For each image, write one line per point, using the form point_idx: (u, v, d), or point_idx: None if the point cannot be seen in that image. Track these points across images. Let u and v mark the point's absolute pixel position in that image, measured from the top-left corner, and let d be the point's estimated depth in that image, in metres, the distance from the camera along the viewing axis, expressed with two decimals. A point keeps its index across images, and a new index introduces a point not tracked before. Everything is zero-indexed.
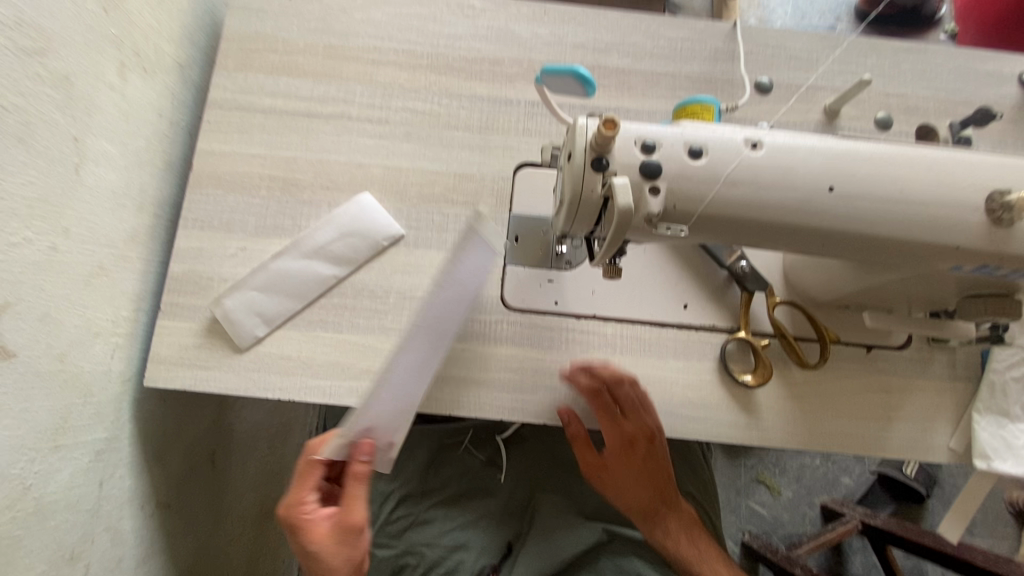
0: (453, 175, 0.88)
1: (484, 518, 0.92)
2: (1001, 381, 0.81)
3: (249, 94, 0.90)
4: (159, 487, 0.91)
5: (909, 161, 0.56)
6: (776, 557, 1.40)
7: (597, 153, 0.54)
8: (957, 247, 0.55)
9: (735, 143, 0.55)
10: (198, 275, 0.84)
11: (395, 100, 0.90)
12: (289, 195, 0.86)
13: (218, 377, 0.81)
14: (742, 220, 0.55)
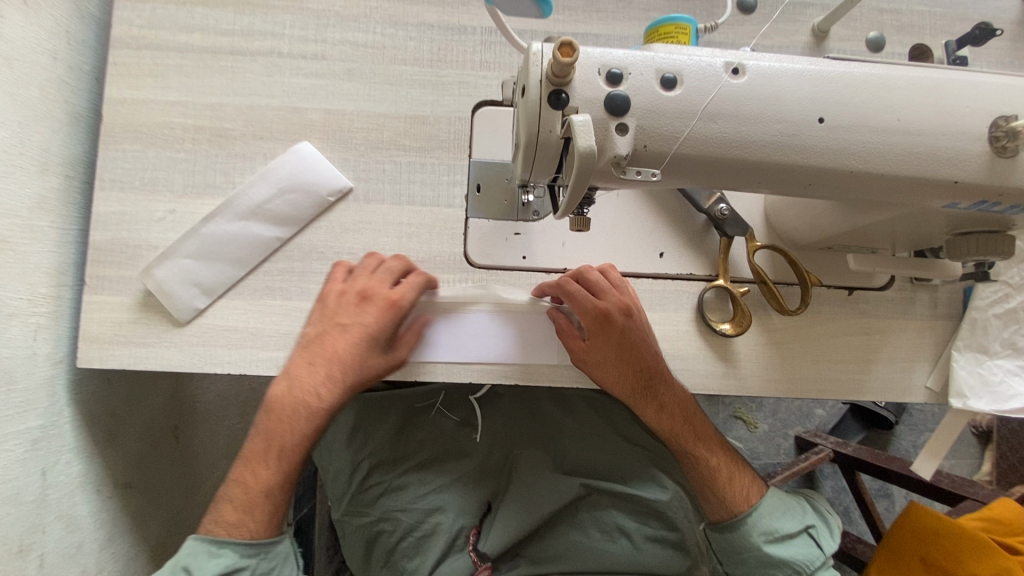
0: (403, 118, 0.79)
1: (461, 479, 0.89)
2: (982, 318, 0.79)
3: (160, 29, 0.78)
4: (116, 467, 0.86)
5: (910, 85, 0.49)
6: None
7: (554, 86, 0.46)
8: (956, 181, 0.49)
9: (715, 68, 0.48)
10: (124, 243, 0.75)
11: (332, 32, 0.79)
12: (218, 147, 0.77)
13: (160, 354, 0.74)
14: (723, 160, 0.48)
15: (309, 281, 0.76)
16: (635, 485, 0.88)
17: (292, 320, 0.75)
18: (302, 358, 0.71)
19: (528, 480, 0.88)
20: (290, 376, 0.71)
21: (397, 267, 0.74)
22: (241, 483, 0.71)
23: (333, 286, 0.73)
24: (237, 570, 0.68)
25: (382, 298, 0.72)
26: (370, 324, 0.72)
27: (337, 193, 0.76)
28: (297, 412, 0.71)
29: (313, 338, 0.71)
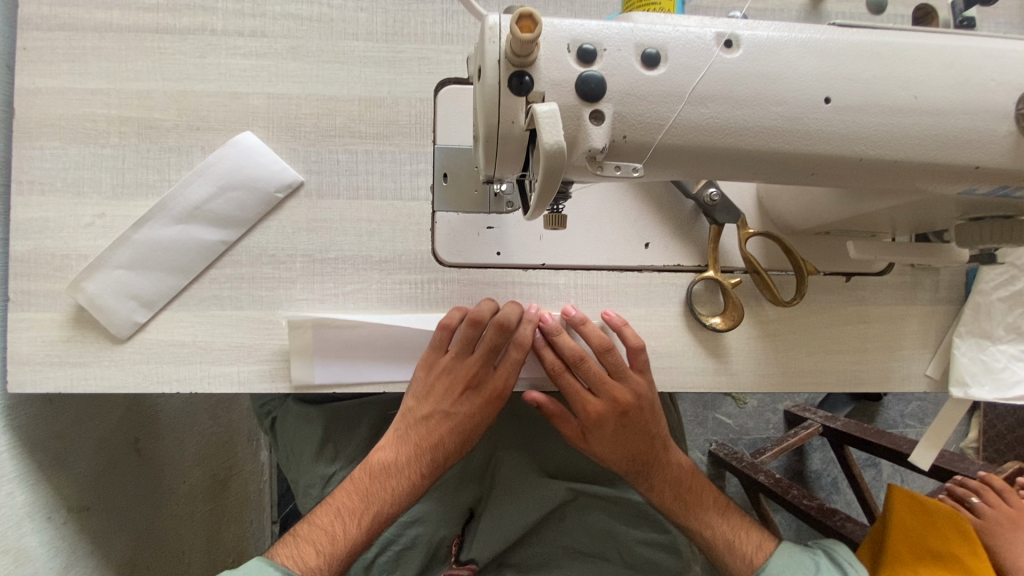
0: (358, 101, 0.70)
1: (441, 487, 0.85)
2: (986, 302, 0.74)
3: (73, 6, 0.68)
4: (68, 492, 0.80)
5: (927, 55, 0.42)
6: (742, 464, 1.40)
7: (515, 67, 0.38)
8: (977, 166, 0.43)
9: (704, 41, 0.41)
10: (49, 253, 0.67)
11: (271, 4, 0.70)
12: (149, 141, 0.68)
13: (100, 374, 0.67)
14: (715, 150, 0.41)
15: (261, 287, 0.69)
16: (621, 487, 0.87)
17: (244, 332, 0.68)
18: (421, 434, 0.73)
19: (511, 487, 0.84)
20: (423, 447, 0.73)
21: (500, 339, 0.69)
22: (323, 529, 0.69)
23: (440, 355, 0.70)
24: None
25: (486, 391, 0.72)
26: (477, 412, 0.72)
27: (287, 189, 0.69)
28: (412, 479, 0.73)
29: (425, 419, 0.72)
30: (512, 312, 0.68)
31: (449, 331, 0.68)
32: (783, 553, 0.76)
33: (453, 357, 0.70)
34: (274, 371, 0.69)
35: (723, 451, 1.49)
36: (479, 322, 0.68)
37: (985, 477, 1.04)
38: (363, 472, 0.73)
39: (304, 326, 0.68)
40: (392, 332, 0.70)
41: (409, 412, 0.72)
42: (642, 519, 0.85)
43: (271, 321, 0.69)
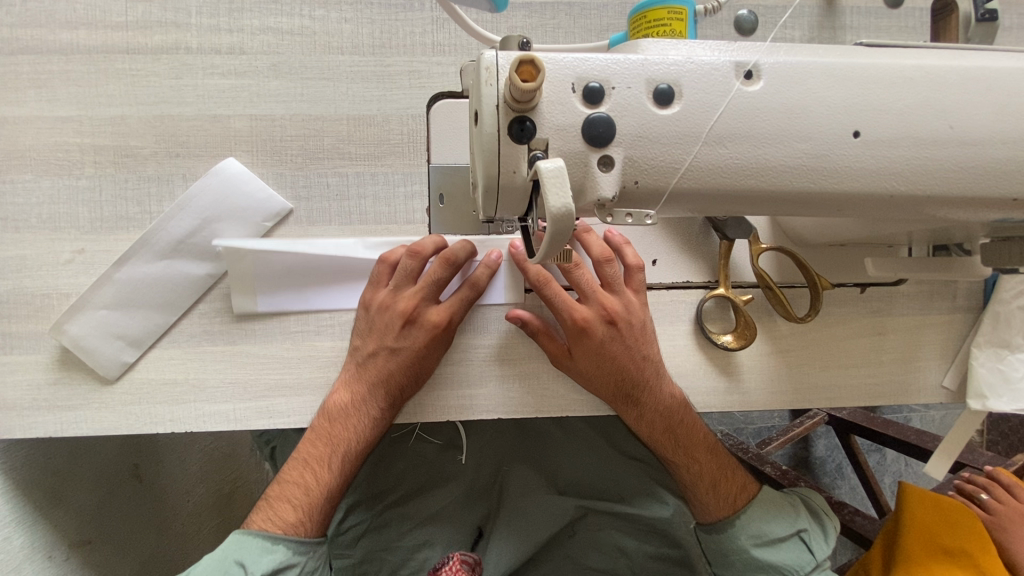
0: (346, 120, 0.66)
1: (448, 508, 0.83)
2: (1005, 311, 0.72)
3: (36, 27, 0.63)
4: (68, 527, 0.78)
5: (964, 79, 0.39)
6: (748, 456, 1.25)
7: (515, 112, 0.35)
8: (1014, 198, 0.40)
9: (722, 74, 0.37)
10: (28, 293, 0.64)
11: (249, 18, 0.65)
12: (127, 170, 0.64)
13: (88, 417, 0.64)
14: (734, 191, 0.38)
15: (252, 320, 0.65)
16: (633, 504, 0.84)
17: (236, 368, 0.65)
18: (368, 371, 0.64)
19: (519, 507, 0.82)
20: (372, 382, 0.64)
21: (445, 274, 0.63)
22: (295, 484, 0.64)
23: (379, 292, 0.64)
24: (285, 569, 0.61)
25: (425, 323, 0.63)
26: (423, 343, 0.63)
27: (276, 216, 0.65)
28: (370, 418, 0.64)
29: (370, 356, 0.64)
30: (461, 250, 0.63)
31: (389, 266, 0.64)
32: (761, 498, 0.75)
33: (392, 291, 0.63)
34: (271, 408, 0.65)
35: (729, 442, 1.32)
36: (422, 255, 0.63)
37: (993, 473, 0.99)
38: (320, 420, 0.64)
39: (242, 255, 0.63)
40: (349, 268, 0.65)
41: (353, 351, 0.64)
42: (653, 534, 0.84)
43: (264, 355, 0.65)
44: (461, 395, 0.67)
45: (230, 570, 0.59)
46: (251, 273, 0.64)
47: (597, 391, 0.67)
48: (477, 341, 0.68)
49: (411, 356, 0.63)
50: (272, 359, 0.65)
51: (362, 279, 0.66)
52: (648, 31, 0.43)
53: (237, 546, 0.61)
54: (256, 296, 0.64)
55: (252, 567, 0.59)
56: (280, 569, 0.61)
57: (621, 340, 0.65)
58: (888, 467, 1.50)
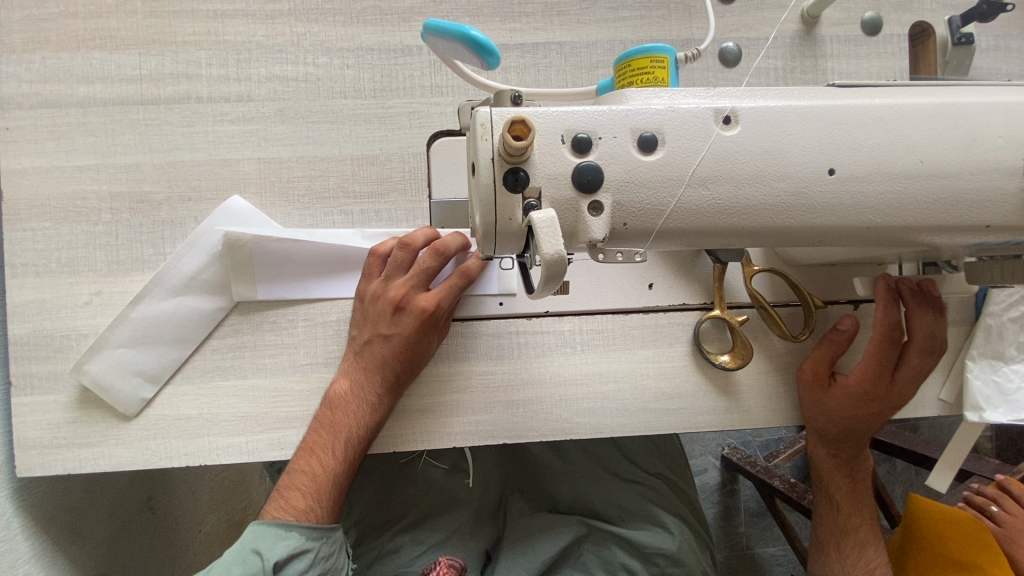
0: (350, 160, 0.69)
1: (456, 534, 0.82)
2: (997, 324, 0.73)
3: (55, 83, 0.67)
4: (83, 561, 0.80)
5: (931, 116, 0.41)
6: (754, 469, 1.25)
7: (510, 164, 0.38)
8: (987, 226, 0.42)
9: (704, 120, 0.40)
10: (49, 335, 0.66)
11: (256, 67, 0.68)
12: (141, 215, 0.67)
13: (105, 454, 0.66)
14: (718, 229, 0.41)
15: (264, 355, 0.67)
16: (633, 525, 0.82)
17: (247, 401, 0.67)
18: (366, 358, 0.64)
19: (523, 526, 0.83)
20: (370, 369, 0.64)
21: (432, 263, 0.63)
22: (304, 472, 0.62)
23: (371, 284, 0.66)
24: (300, 554, 0.60)
25: (416, 308, 0.63)
26: (414, 328, 0.63)
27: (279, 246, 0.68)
28: (371, 403, 0.64)
29: (367, 344, 0.65)
30: (453, 242, 0.63)
31: (380, 258, 0.66)
32: None
33: (384, 282, 0.65)
34: (281, 439, 0.67)
35: (735, 456, 1.32)
36: (411, 247, 0.64)
37: (1003, 483, 0.97)
38: (324, 408, 0.64)
39: (244, 243, 0.66)
40: (346, 256, 0.68)
41: (352, 341, 0.66)
42: (660, 559, 0.80)
43: (275, 389, 0.67)
44: (466, 422, 0.69)
45: (248, 559, 0.58)
46: (251, 262, 0.66)
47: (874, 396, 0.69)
48: (481, 369, 0.70)
49: (403, 343, 0.64)
50: (283, 391, 0.67)
51: (359, 267, 0.68)
52: (633, 78, 0.46)
53: (254, 535, 0.60)
54: (255, 284, 0.67)
55: (268, 553, 0.58)
56: (296, 555, 0.59)
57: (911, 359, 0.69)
58: (898, 477, 1.49)
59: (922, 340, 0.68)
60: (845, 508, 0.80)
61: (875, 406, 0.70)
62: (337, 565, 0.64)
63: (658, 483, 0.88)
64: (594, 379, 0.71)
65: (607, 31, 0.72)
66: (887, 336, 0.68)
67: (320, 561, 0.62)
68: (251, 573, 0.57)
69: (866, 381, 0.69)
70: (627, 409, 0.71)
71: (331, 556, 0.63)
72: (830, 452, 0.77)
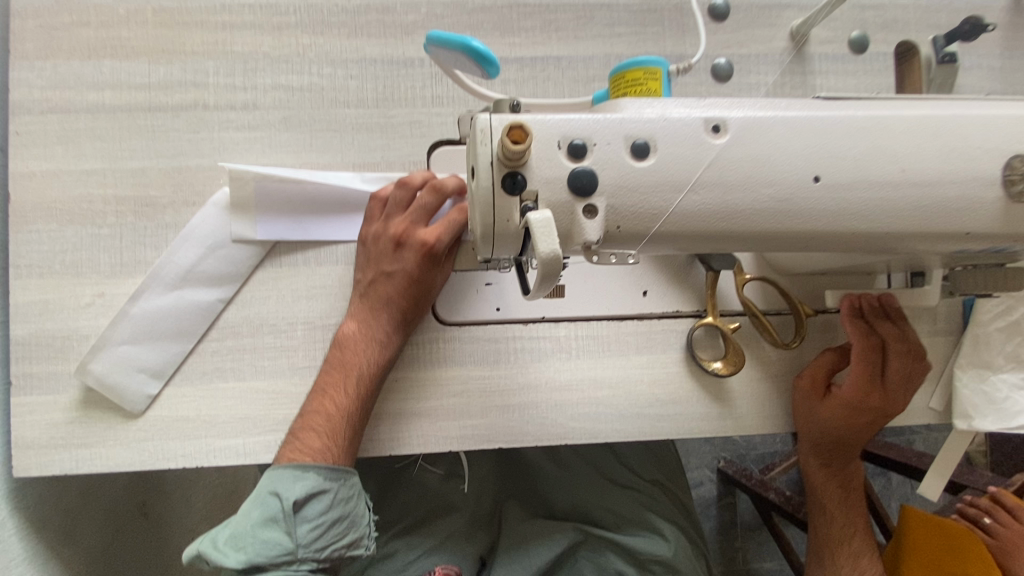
0: (353, 167, 0.71)
1: (450, 539, 0.83)
2: (985, 333, 0.74)
3: (66, 89, 0.69)
4: (76, 565, 0.79)
5: (912, 128, 0.43)
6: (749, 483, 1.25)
7: (508, 168, 0.39)
8: (967, 233, 0.44)
9: (694, 129, 0.41)
10: (50, 335, 0.67)
11: (262, 76, 0.70)
12: (146, 218, 0.68)
13: (104, 454, 0.67)
14: (709, 232, 0.43)
15: (263, 357, 0.68)
16: (628, 532, 0.82)
17: (246, 403, 0.68)
18: (371, 297, 0.67)
19: (519, 530, 0.83)
20: (377, 307, 0.66)
21: (432, 200, 0.66)
22: (318, 412, 0.63)
23: (372, 226, 0.68)
24: (318, 494, 0.61)
25: (418, 243, 0.66)
26: (417, 262, 0.66)
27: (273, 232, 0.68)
28: (379, 341, 0.66)
29: (371, 284, 0.67)
30: (449, 181, 0.67)
31: (381, 201, 0.68)
32: None
33: (384, 221, 0.67)
34: (278, 442, 0.68)
35: (731, 469, 1.32)
36: (409, 186, 0.67)
37: (996, 495, 0.98)
38: (333, 350, 0.66)
39: (246, 180, 0.67)
40: (347, 199, 0.70)
41: (356, 284, 0.68)
42: (655, 566, 0.80)
43: (274, 391, 0.68)
44: (462, 426, 0.70)
45: (268, 501, 0.60)
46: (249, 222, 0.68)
47: (869, 407, 0.70)
48: (478, 373, 0.71)
49: (407, 277, 0.66)
50: (281, 394, 0.68)
51: (360, 214, 0.71)
52: (627, 89, 0.48)
53: (271, 478, 0.61)
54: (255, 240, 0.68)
55: (285, 495, 0.60)
56: (314, 496, 0.61)
57: (898, 366, 0.69)
58: (894, 491, 1.49)
59: (898, 344, 0.69)
60: (838, 517, 0.81)
61: (868, 415, 0.71)
62: (356, 509, 0.64)
63: (653, 490, 0.88)
64: (589, 384, 0.72)
65: (602, 46, 0.74)
66: (864, 347, 0.69)
67: (338, 503, 0.63)
68: (272, 514, 0.60)
69: (861, 391, 0.69)
70: (622, 414, 0.72)
71: (350, 498, 0.64)
72: (822, 462, 0.78)
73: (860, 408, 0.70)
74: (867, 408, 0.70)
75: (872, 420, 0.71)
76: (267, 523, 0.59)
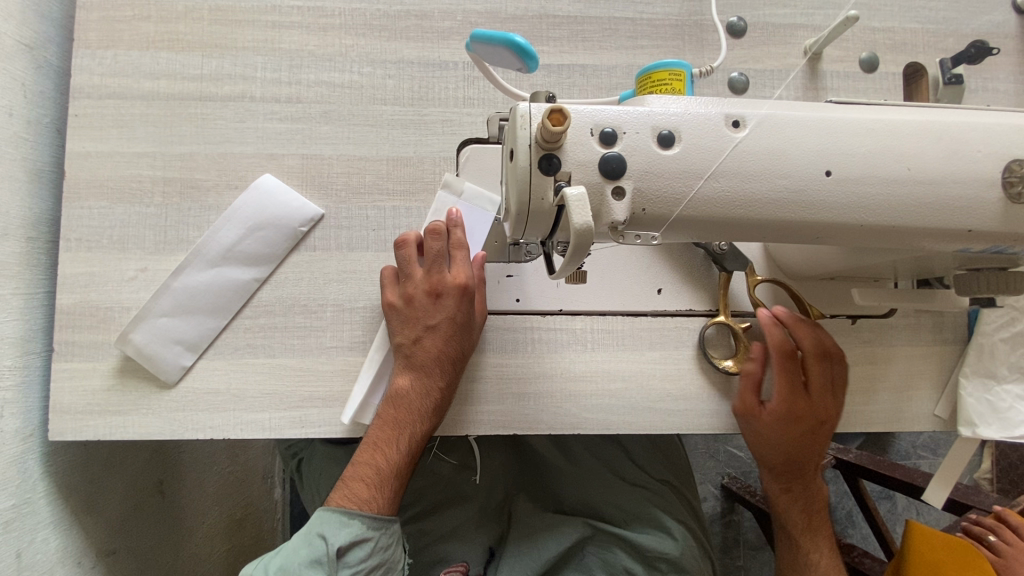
0: (386, 160, 0.75)
1: (462, 527, 0.86)
2: (989, 344, 0.77)
3: (124, 77, 0.74)
4: (96, 535, 0.82)
5: (918, 131, 0.46)
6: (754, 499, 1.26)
7: (545, 150, 0.43)
8: (969, 230, 0.47)
9: (715, 123, 0.45)
10: (93, 305, 0.71)
11: (306, 73, 0.75)
12: (190, 200, 0.73)
13: (137, 422, 0.69)
14: (726, 219, 0.46)
15: (292, 336, 0.71)
16: (637, 528, 0.84)
17: (275, 379, 0.71)
18: (420, 356, 0.69)
19: (529, 524, 0.85)
20: (429, 363, 0.68)
21: (439, 246, 0.70)
22: (367, 464, 0.67)
23: (395, 293, 0.70)
24: (360, 542, 0.65)
25: (452, 290, 0.69)
26: (457, 307, 0.69)
27: (309, 221, 0.73)
28: (432, 394, 0.68)
29: (416, 344, 0.69)
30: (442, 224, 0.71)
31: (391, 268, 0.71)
32: None
33: (407, 283, 0.70)
34: (303, 418, 0.70)
35: (734, 485, 1.33)
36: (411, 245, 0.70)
37: (1000, 514, 0.97)
38: (387, 406, 0.69)
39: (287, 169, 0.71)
40: (379, 190, 0.75)
41: (399, 351, 0.70)
42: (662, 563, 0.81)
43: (301, 368, 0.71)
44: (479, 411, 0.73)
45: (314, 542, 0.64)
46: (287, 209, 0.72)
47: (777, 418, 0.71)
48: (496, 361, 0.74)
49: (450, 325, 0.69)
50: (309, 371, 0.71)
51: (390, 205, 0.75)
52: (653, 89, 0.52)
53: (319, 521, 0.65)
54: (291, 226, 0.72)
55: (331, 539, 0.64)
56: (357, 543, 0.65)
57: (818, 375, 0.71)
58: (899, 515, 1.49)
59: (814, 352, 0.71)
60: (805, 544, 0.79)
61: (804, 426, 0.71)
62: (394, 556, 0.68)
63: (662, 488, 0.89)
64: (602, 376, 0.74)
65: (626, 57, 0.78)
66: (815, 351, 0.71)
67: (378, 551, 0.67)
68: (316, 556, 0.63)
69: (787, 401, 0.71)
70: (633, 407, 0.74)
71: (389, 546, 0.68)
72: (782, 484, 0.77)
73: (795, 420, 0.71)
74: (788, 418, 0.71)
75: (806, 432, 0.72)
76: (311, 565, 0.63)
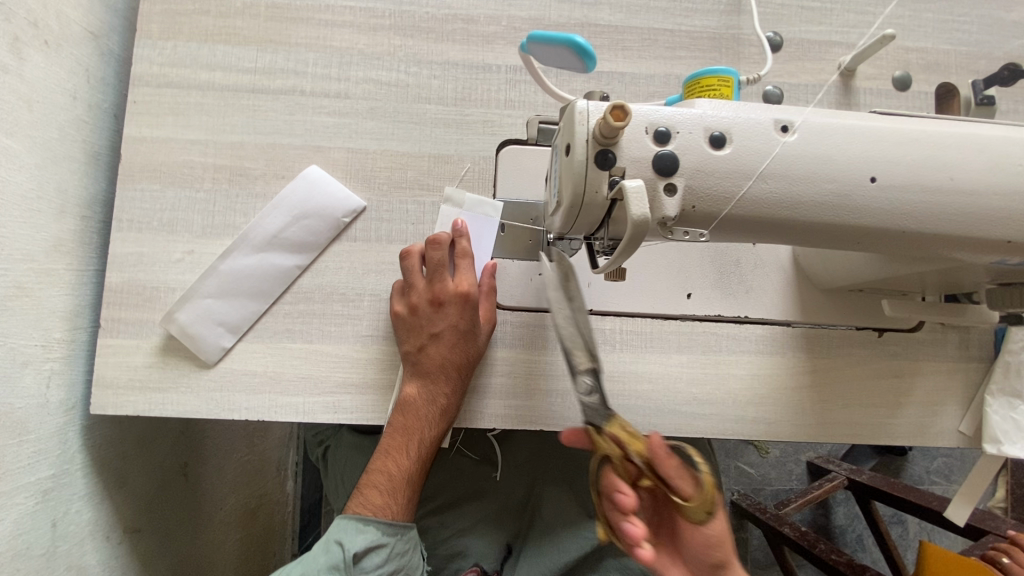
0: (428, 156, 0.77)
1: (482, 521, 0.88)
2: (1016, 362, 0.77)
3: (181, 67, 0.77)
4: (125, 511, 0.83)
5: (960, 144, 0.48)
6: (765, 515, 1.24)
7: (602, 146, 0.45)
8: (1009, 241, 0.48)
9: (765, 127, 0.47)
10: (140, 284, 0.73)
11: (356, 70, 0.78)
12: (239, 187, 0.75)
13: (176, 400, 0.71)
14: (770, 221, 0.47)
15: (330, 323, 0.73)
16: None
17: (311, 363, 0.72)
18: (426, 364, 0.70)
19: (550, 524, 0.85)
20: (435, 370, 0.70)
21: (441, 256, 0.72)
22: (381, 471, 0.70)
23: (401, 304, 0.72)
24: (376, 548, 0.67)
25: (456, 298, 0.72)
26: (461, 314, 0.71)
27: (351, 213, 0.75)
28: (440, 402, 0.70)
29: (422, 352, 0.71)
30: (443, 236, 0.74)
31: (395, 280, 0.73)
32: None
33: (411, 293, 0.72)
34: (337, 404, 0.72)
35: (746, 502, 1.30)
36: (416, 257, 0.73)
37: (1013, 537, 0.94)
38: (396, 415, 0.70)
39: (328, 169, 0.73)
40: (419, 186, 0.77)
41: (405, 360, 0.71)
42: None
43: (337, 355, 0.73)
44: (508, 405, 0.74)
45: (332, 549, 0.67)
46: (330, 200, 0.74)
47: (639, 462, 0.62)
48: (525, 357, 0.75)
49: (455, 332, 0.71)
50: (344, 357, 0.73)
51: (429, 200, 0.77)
52: (701, 93, 0.54)
53: (337, 528, 0.68)
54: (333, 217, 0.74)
55: (348, 545, 0.66)
56: (373, 548, 0.67)
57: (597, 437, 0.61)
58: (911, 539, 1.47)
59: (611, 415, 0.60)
60: None
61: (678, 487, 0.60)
62: (409, 561, 0.71)
63: None
64: (629, 377, 0.75)
65: (664, 67, 0.80)
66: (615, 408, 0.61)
67: (394, 557, 0.69)
68: (334, 562, 0.66)
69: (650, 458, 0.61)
70: (659, 409, 0.75)
71: (404, 552, 0.70)
72: None
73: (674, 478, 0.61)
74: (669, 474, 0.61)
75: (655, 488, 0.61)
76: (330, 571, 0.65)
